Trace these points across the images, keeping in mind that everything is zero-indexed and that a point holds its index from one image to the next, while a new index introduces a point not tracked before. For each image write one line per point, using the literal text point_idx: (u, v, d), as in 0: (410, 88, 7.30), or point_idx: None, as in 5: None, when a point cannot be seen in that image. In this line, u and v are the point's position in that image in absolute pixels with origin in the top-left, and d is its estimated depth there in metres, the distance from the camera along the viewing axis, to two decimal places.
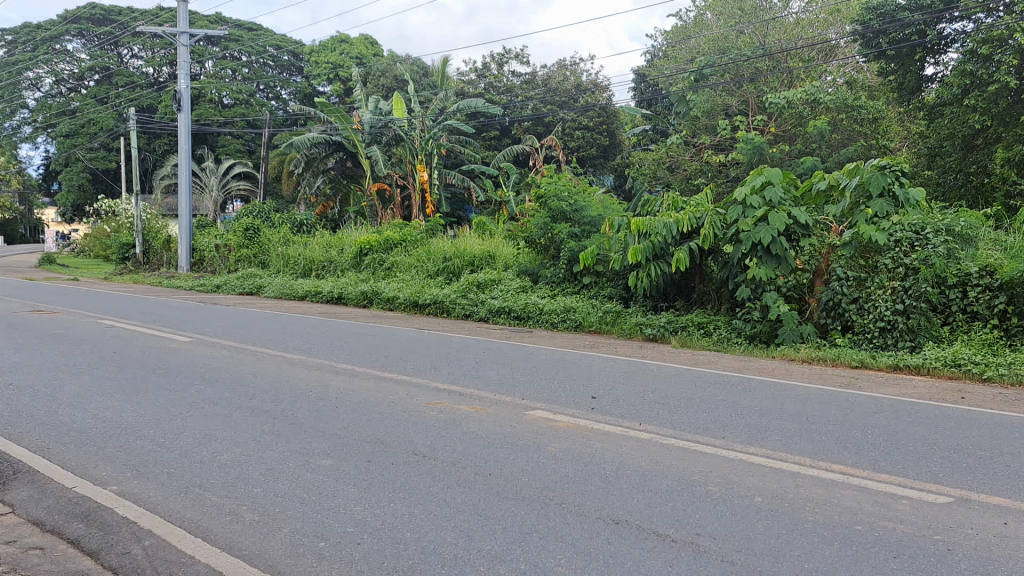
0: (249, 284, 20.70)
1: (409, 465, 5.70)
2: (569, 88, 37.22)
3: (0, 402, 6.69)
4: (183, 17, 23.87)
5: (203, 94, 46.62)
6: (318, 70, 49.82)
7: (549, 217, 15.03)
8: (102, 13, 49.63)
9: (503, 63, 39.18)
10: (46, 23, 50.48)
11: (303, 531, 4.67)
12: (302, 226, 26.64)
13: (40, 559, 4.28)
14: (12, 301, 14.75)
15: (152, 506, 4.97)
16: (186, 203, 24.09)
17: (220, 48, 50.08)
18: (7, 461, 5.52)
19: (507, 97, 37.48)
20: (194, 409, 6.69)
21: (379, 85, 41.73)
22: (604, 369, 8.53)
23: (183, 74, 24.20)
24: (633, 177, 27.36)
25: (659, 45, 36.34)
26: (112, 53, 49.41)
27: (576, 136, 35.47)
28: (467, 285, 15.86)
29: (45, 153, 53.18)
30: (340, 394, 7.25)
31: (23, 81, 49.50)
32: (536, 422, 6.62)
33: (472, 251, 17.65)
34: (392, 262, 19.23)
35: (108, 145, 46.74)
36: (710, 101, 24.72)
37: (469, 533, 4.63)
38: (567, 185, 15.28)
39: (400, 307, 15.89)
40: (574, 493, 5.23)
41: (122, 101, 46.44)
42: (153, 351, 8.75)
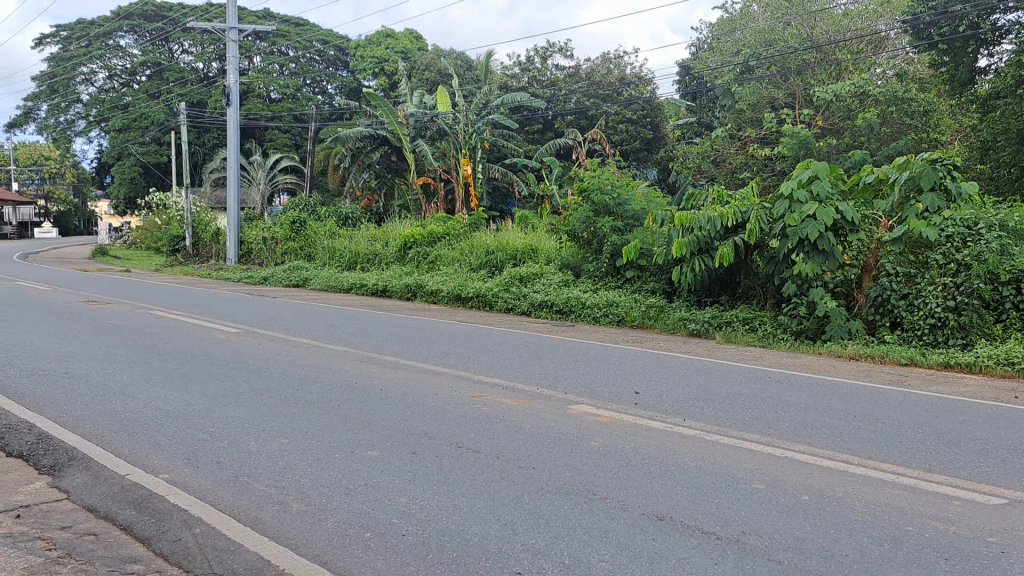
0: (295, 277, 20.96)
1: (454, 457, 5.74)
2: (613, 81, 37.11)
3: (57, 390, 6.84)
4: (232, 12, 24.02)
5: (252, 88, 47.24)
6: (364, 65, 50.16)
7: (592, 211, 15.19)
8: (154, 9, 50.85)
9: (547, 56, 39.22)
10: (100, 20, 51.35)
11: (349, 521, 4.72)
12: (348, 220, 26.90)
13: (93, 545, 4.38)
14: (67, 291, 15.12)
15: (202, 494, 5.07)
16: (235, 196, 24.39)
17: (269, 44, 50.67)
18: (61, 448, 5.65)
19: (551, 90, 37.56)
20: (242, 399, 6.80)
21: (422, 79, 42.16)
22: (649, 364, 8.49)
23: (232, 70, 24.41)
24: (677, 170, 27.39)
25: (705, 38, 36.06)
26: (164, 49, 50.51)
27: (620, 130, 35.31)
28: (509, 278, 15.84)
29: (99, 146, 54.22)
30: (385, 386, 7.31)
31: (77, 76, 50.62)
32: (579, 417, 6.61)
33: (515, 244, 17.67)
34: (435, 256, 19.32)
35: (160, 139, 47.58)
36: (755, 96, 24.42)
37: (513, 526, 4.65)
38: (610, 179, 15.22)
39: (444, 300, 15.94)
40: (618, 488, 5.22)
41: (173, 96, 47.51)
42: (201, 342, 8.89)
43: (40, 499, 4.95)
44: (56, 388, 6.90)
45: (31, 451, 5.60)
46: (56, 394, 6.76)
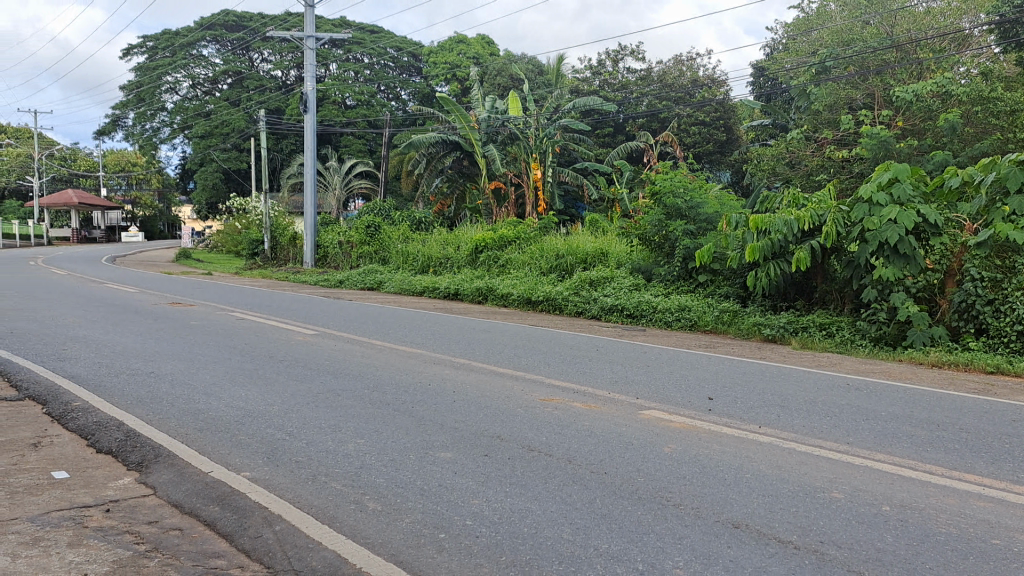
0: (369, 280, 21.29)
1: (526, 461, 5.74)
2: (684, 83, 36.97)
3: (143, 389, 7.05)
4: (310, 20, 24.40)
5: (328, 96, 48.51)
6: (436, 71, 50.80)
7: (663, 214, 14.98)
8: (235, 19, 52.14)
9: (618, 59, 39.21)
10: (184, 30, 52.75)
11: (423, 522, 4.76)
12: (420, 224, 27.20)
13: (178, 540, 4.50)
14: (154, 293, 15.66)
15: (281, 492, 5.17)
16: (311, 201, 24.85)
17: (344, 51, 51.78)
18: (148, 445, 5.81)
19: (623, 93, 37.56)
20: (320, 399, 6.93)
21: (494, 84, 42.39)
22: (724, 370, 8.38)
23: (310, 77, 24.80)
24: (752, 172, 27.22)
25: (780, 38, 35.56)
26: (243, 58, 51.49)
27: (692, 132, 35.13)
28: (579, 282, 15.82)
29: (183, 153, 56.09)
30: (458, 388, 7.35)
31: (162, 85, 51.85)
32: (650, 422, 6.56)
33: (585, 248, 17.64)
34: (506, 259, 19.41)
35: (239, 146, 49.18)
36: (833, 96, 23.86)
37: (585, 530, 4.63)
38: (683, 181, 15.13)
39: (514, 303, 15.99)
40: (691, 494, 5.16)
41: (253, 103, 49.05)
42: (281, 343, 9.09)
43: (128, 494, 5.11)
44: (142, 387, 7.12)
45: (120, 447, 5.78)
46: (144, 392, 6.98)
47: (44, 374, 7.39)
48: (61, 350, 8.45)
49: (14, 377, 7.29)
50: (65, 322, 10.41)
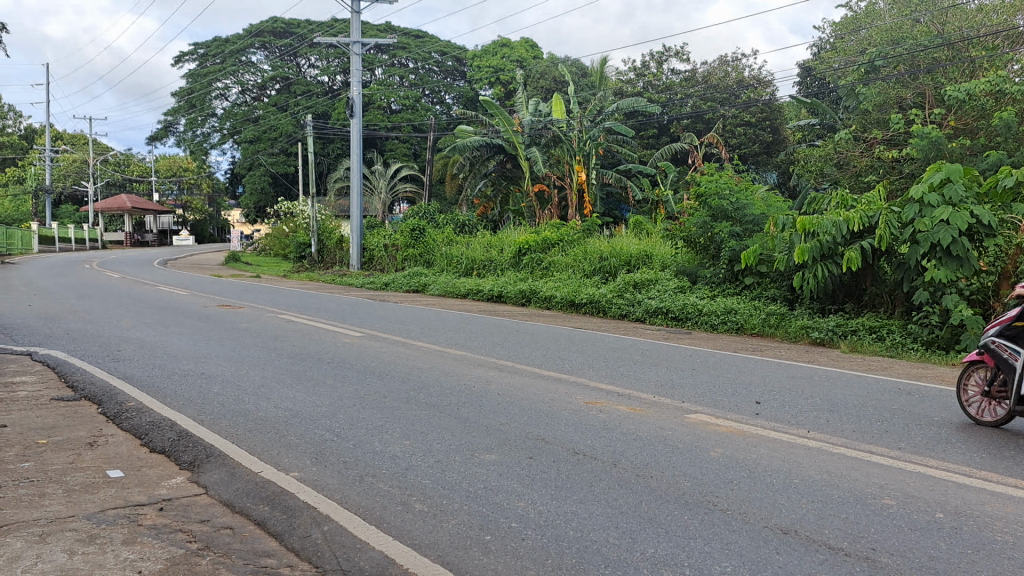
0: (414, 283, 21.44)
1: (571, 464, 5.73)
2: (730, 84, 36.72)
3: (194, 390, 7.18)
4: (356, 26, 24.64)
5: (374, 101, 48.65)
6: (480, 75, 51.04)
7: (709, 215, 14.81)
8: (283, 26, 52.85)
9: (662, 61, 39.16)
10: (234, 38, 53.74)
11: (469, 523, 4.78)
12: (464, 227, 27.33)
13: (230, 538, 4.57)
14: (204, 295, 15.93)
15: (329, 493, 5.23)
16: (356, 205, 25.10)
17: (389, 57, 52.29)
18: (199, 445, 5.92)
19: (667, 95, 37.41)
20: (367, 401, 7.00)
21: (538, 87, 42.56)
22: (772, 373, 8.27)
23: (356, 82, 24.99)
24: (799, 173, 27.04)
25: (828, 37, 35.10)
26: (291, 64, 52.61)
27: (737, 133, 34.90)
28: (623, 284, 15.76)
29: (233, 157, 57.17)
30: (503, 391, 7.36)
31: (213, 91, 53.20)
32: (696, 426, 6.50)
33: (629, 250, 17.56)
34: (549, 262, 19.38)
35: (287, 150, 49.87)
36: (882, 96, 23.51)
37: (631, 534, 4.61)
38: (729, 183, 14.97)
39: (557, 306, 16.00)
40: (739, 499, 5.10)
41: (300, 109, 49.58)
42: (329, 345, 9.18)
43: (181, 493, 5.20)
44: (194, 388, 7.25)
45: (173, 447, 5.88)
46: (195, 393, 7.11)
47: (100, 375, 7.56)
48: (116, 351, 8.64)
49: (71, 377, 7.48)
50: (120, 324, 10.67)
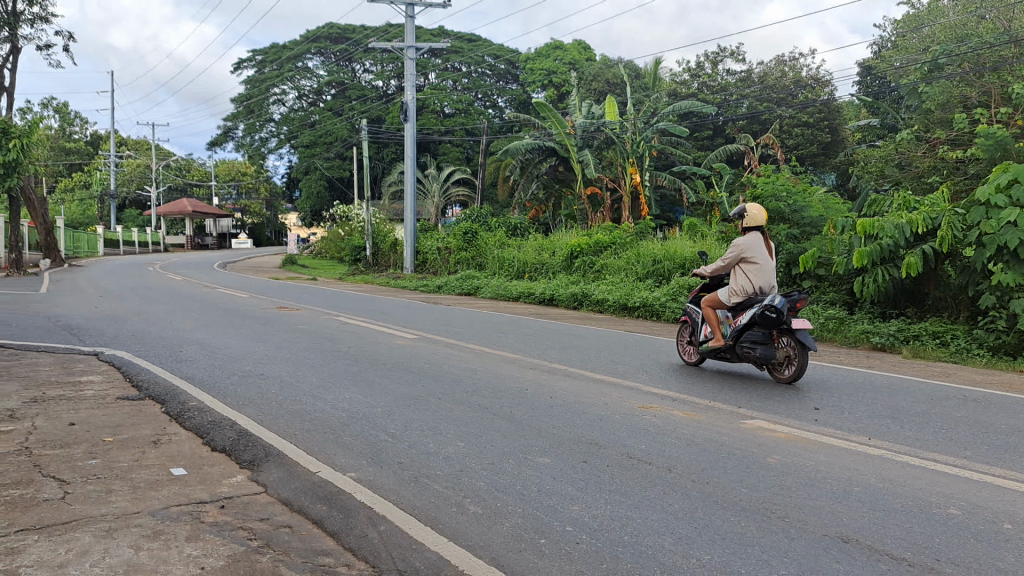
0: (467, 285, 21.56)
1: (626, 468, 5.70)
2: (786, 84, 36.24)
3: (253, 391, 7.33)
4: (410, 30, 24.81)
5: (428, 104, 49.44)
6: (534, 77, 51.41)
7: (765, 218, 14.60)
8: (339, 31, 53.75)
9: (717, 62, 39.10)
10: (291, 44, 54.75)
11: (523, 526, 4.78)
12: (516, 230, 27.41)
13: (289, 536, 4.65)
14: (262, 297, 16.22)
15: (385, 493, 5.28)
16: (411, 208, 25.31)
17: (443, 60, 52.66)
18: (259, 444, 6.03)
19: (722, 96, 37.07)
20: (421, 402, 7.05)
21: (591, 89, 42.80)
22: (830, 379, 8.14)
23: (410, 86, 25.15)
24: (858, 174, 26.72)
25: (888, 35, 34.40)
26: (347, 69, 52.39)
27: (795, 134, 34.50)
28: (677, 287, 15.60)
29: (290, 161, 58.16)
30: (556, 394, 7.36)
31: (271, 96, 54.14)
32: (752, 432, 6.42)
33: (683, 253, 17.40)
34: (602, 265, 19.31)
35: (343, 154, 50.79)
36: (946, 94, 22.94)
37: (687, 540, 4.57)
38: (786, 185, 14.71)
39: (609, 309, 15.98)
40: (798, 507, 5.02)
41: (355, 113, 50.09)
42: (384, 347, 9.28)
43: (241, 491, 5.30)
44: (253, 389, 7.39)
45: (234, 446, 5.99)
46: (254, 393, 7.24)
47: (163, 375, 7.76)
48: (178, 352, 8.84)
49: (136, 377, 7.67)
50: (182, 325, 10.90)
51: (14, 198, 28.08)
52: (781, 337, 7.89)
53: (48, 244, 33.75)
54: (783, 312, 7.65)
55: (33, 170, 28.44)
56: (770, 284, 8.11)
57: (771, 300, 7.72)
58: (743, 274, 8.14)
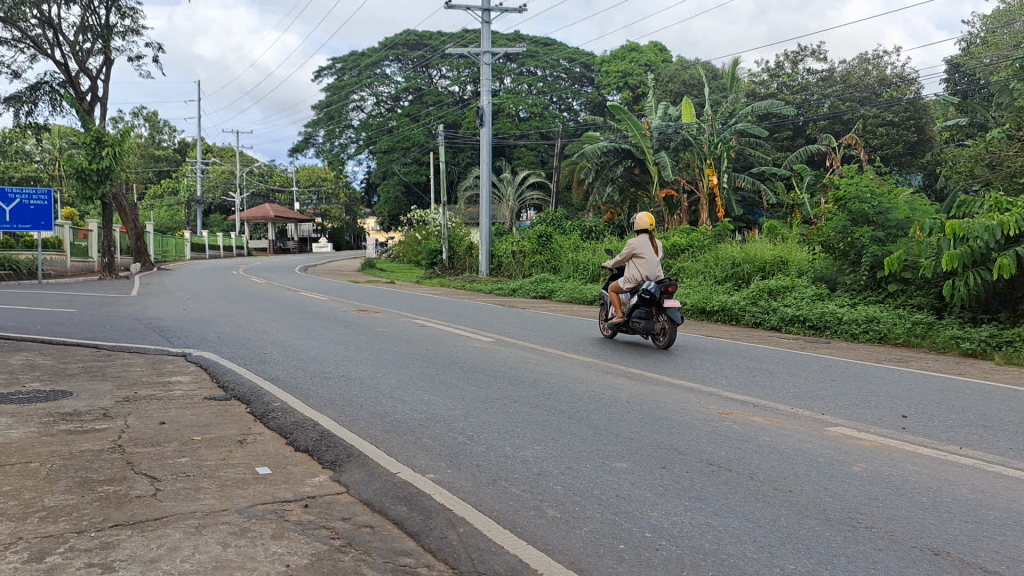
0: (541, 288, 21.61)
1: (706, 474, 5.62)
2: (870, 83, 35.54)
3: (334, 392, 7.47)
4: (486, 36, 24.98)
5: (503, 108, 49.70)
6: (608, 80, 51.39)
7: (848, 220, 14.27)
8: (416, 38, 54.49)
9: (797, 61, 38.86)
10: (369, 51, 55.87)
11: (602, 531, 4.75)
12: (591, 233, 27.35)
13: (371, 536, 4.70)
14: (344, 300, 16.56)
15: (465, 495, 5.32)
16: (486, 212, 25.48)
17: (518, 65, 53.35)
18: (341, 444, 6.13)
19: (803, 96, 36.65)
20: (499, 405, 7.08)
21: (667, 91, 43.16)
22: (917, 385, 7.90)
23: (486, 90, 25.26)
24: (947, 174, 26.00)
25: (980, 30, 33.36)
26: (424, 75, 54.04)
27: (880, 134, 33.83)
28: (757, 291, 15.32)
29: (369, 167, 59.33)
30: (634, 399, 7.30)
31: (350, 103, 55.13)
32: (837, 439, 6.27)
33: (763, 255, 17.12)
34: (678, 268, 19.09)
35: (420, 159, 51.39)
36: None
37: (769, 549, 4.48)
38: (870, 185, 14.36)
39: (687, 312, 15.79)
40: (885, 517, 4.88)
41: (432, 119, 51.00)
42: (460, 350, 9.36)
43: (323, 490, 5.40)
44: (334, 390, 7.53)
45: (316, 446, 6.11)
46: (335, 394, 7.38)
47: (247, 375, 7.97)
48: (262, 354, 9.06)
49: (222, 378, 7.90)
50: (267, 328, 11.17)
51: (107, 204, 29.25)
52: (659, 313, 9.80)
53: (138, 248, 35.17)
54: (656, 294, 9.54)
55: (125, 177, 29.60)
56: (656, 273, 9.99)
57: (648, 284, 9.61)
58: (633, 265, 10.05)
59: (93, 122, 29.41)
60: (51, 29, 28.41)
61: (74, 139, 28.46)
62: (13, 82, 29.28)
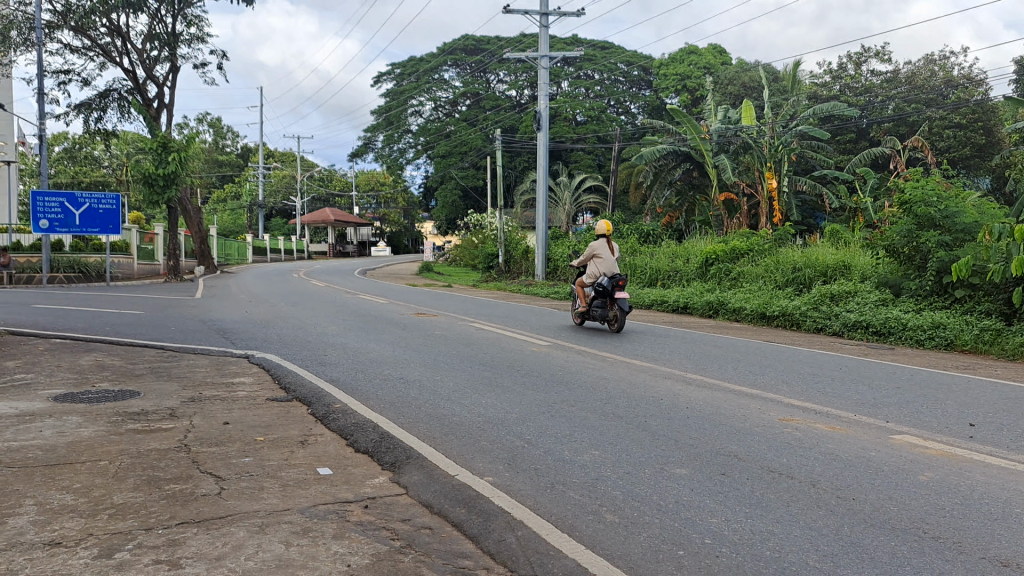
0: None
1: (767, 481, 5.55)
2: (936, 84, 34.88)
3: (394, 394, 7.55)
4: (544, 41, 24.93)
5: (560, 112, 49.54)
6: (667, 83, 50.91)
7: (914, 223, 13.85)
8: (474, 43, 54.65)
9: (861, 62, 38.22)
10: (428, 56, 56.08)
11: (662, 537, 4.72)
12: (649, 237, 27.02)
13: (430, 538, 4.73)
14: (404, 303, 16.72)
15: (523, 498, 5.32)
16: (542, 215, 25.46)
17: (575, 69, 53.04)
18: (401, 447, 6.19)
19: (867, 97, 36.01)
20: (557, 409, 7.07)
21: (726, 94, 42.74)
22: (987, 393, 7.71)
23: (543, 95, 25.20)
24: (1016, 177, 25.29)
25: None
26: (482, 80, 53.69)
27: (946, 136, 33.16)
28: (819, 296, 15.14)
29: (426, 172, 59.64)
30: (693, 405, 7.23)
31: (409, 108, 55.55)
32: (903, 448, 6.13)
33: (826, 260, 16.87)
34: (738, 272, 18.89)
35: (477, 164, 51.91)
36: None
37: (834, 558, 4.40)
38: (936, 189, 14.01)
39: (746, 318, 15.63)
40: (954, 528, 4.76)
41: (490, 124, 51.32)
42: (517, 354, 9.38)
43: (384, 492, 5.44)
44: (393, 392, 7.60)
45: (376, 448, 6.18)
46: (394, 397, 7.45)
47: (306, 377, 8.08)
48: (321, 356, 9.19)
49: (283, 379, 8.03)
50: (328, 330, 11.31)
51: (172, 208, 29.95)
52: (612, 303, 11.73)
53: (202, 251, 35.84)
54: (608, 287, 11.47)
55: (190, 182, 30.26)
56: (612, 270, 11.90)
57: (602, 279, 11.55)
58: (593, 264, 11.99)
59: (159, 128, 30.06)
60: (119, 37, 29.14)
61: (140, 144, 29.15)
62: (83, 89, 30.08)
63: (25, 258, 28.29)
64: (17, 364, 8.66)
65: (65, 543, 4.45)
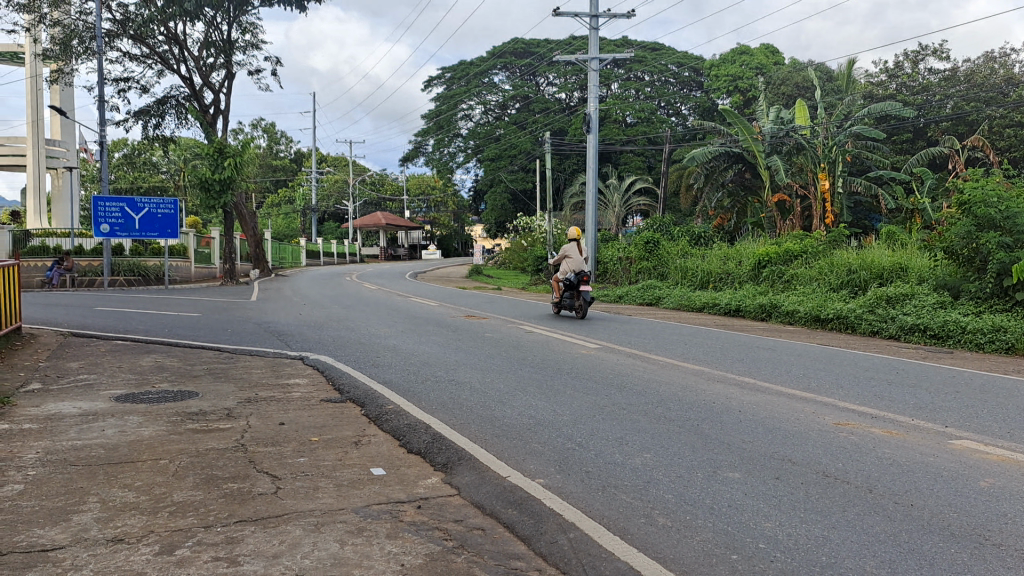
0: (648, 296, 21.53)
1: (823, 486, 5.48)
2: (997, 81, 34.00)
3: (445, 395, 7.61)
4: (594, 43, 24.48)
5: (610, 115, 49.53)
6: (718, 84, 50.26)
7: (974, 224, 13.49)
8: (524, 46, 54.63)
9: (918, 60, 37.44)
10: (477, 60, 56.16)
11: (715, 541, 4.69)
12: (700, 240, 26.64)
13: (482, 539, 4.76)
14: (455, 306, 16.83)
15: (574, 501, 5.32)
16: (592, 218, 25.26)
17: (625, 71, 52.79)
18: (453, 448, 6.23)
19: (924, 96, 35.29)
20: (607, 412, 7.07)
21: (779, 94, 42.15)
22: None
23: (593, 97, 24.98)
24: None
25: None
26: (532, 83, 53.81)
27: (1007, 135, 32.36)
28: (874, 299, 14.90)
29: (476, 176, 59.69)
30: (746, 408, 7.17)
31: (459, 112, 55.67)
32: (963, 453, 6.01)
33: (882, 261, 16.57)
34: (792, 275, 18.68)
35: (526, 167, 52.14)
36: None
37: (891, 564, 4.32)
38: (997, 189, 13.63)
39: (801, 321, 15.46)
40: (1016, 535, 4.65)
41: (539, 127, 51.42)
42: (565, 356, 9.39)
43: (436, 492, 5.49)
44: (445, 394, 7.66)
45: (428, 449, 6.23)
46: (446, 398, 7.51)
47: (359, 379, 8.18)
48: (372, 358, 9.31)
49: (336, 381, 8.15)
50: (380, 332, 11.46)
51: (228, 212, 30.52)
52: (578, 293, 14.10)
53: (256, 255, 36.29)
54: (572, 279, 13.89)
55: (245, 186, 30.84)
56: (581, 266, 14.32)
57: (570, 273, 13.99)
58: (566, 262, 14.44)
59: (214, 133, 30.65)
60: (176, 45, 29.80)
61: (197, 150, 29.74)
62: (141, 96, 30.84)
63: (87, 262, 29.02)
64: (81, 365, 8.94)
65: (128, 539, 4.57)
